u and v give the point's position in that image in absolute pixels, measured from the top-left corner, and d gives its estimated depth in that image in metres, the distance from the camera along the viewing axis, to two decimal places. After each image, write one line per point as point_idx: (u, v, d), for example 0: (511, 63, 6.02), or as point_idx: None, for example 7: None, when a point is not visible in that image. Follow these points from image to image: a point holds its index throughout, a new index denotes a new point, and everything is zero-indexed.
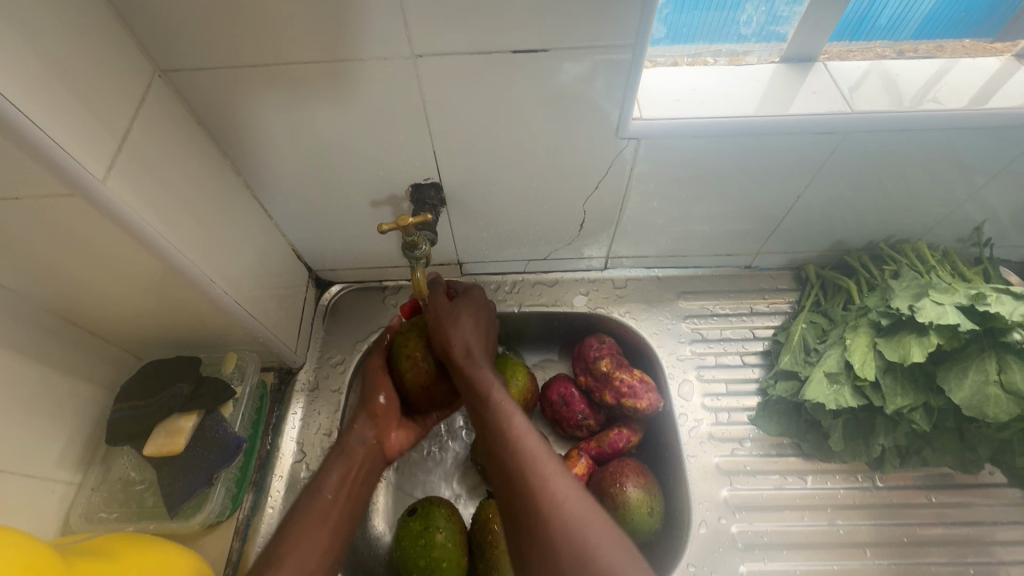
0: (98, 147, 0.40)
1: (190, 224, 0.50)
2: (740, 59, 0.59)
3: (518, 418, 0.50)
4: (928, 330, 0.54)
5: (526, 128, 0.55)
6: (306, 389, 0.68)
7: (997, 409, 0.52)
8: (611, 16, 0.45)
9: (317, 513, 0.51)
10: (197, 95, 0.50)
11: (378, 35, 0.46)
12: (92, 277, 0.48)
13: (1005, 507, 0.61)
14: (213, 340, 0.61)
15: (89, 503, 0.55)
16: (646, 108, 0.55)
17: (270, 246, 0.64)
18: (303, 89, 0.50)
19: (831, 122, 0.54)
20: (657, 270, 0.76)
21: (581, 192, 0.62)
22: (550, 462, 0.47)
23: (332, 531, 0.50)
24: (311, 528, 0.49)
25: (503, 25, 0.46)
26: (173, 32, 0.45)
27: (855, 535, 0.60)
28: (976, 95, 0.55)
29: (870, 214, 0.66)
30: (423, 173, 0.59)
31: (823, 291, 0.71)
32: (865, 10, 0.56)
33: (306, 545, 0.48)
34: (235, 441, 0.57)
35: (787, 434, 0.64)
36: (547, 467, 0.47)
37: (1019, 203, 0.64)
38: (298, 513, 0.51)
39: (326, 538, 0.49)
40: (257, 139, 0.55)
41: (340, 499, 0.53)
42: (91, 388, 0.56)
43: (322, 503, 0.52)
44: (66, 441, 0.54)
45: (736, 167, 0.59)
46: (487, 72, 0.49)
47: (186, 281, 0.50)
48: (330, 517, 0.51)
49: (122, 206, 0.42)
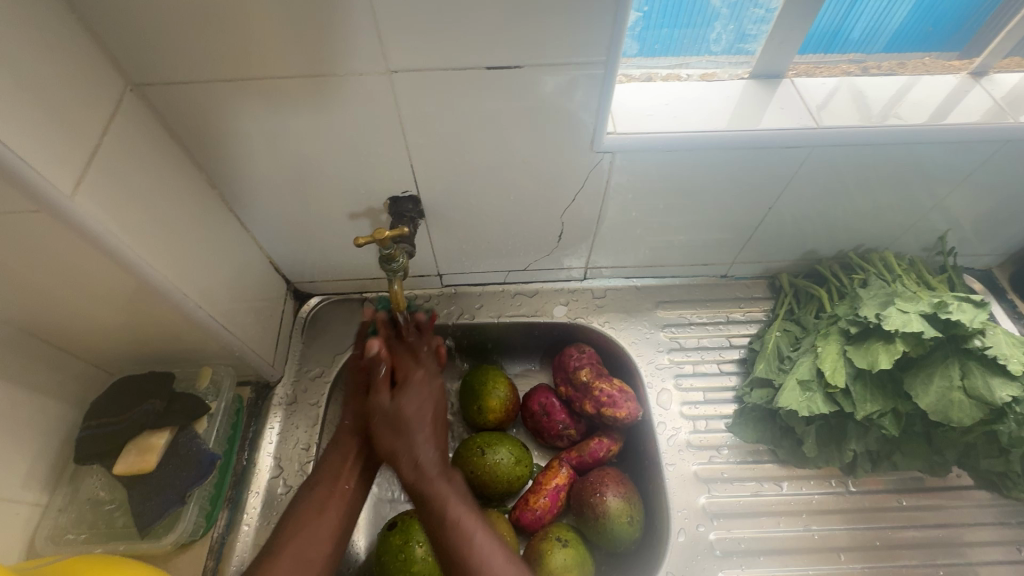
0: (67, 161, 0.40)
1: (162, 240, 0.49)
2: (712, 75, 0.61)
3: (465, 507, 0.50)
4: (894, 338, 0.56)
5: (504, 142, 0.55)
6: (284, 403, 0.67)
7: (961, 414, 0.53)
8: (584, 33, 0.47)
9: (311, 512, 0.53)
10: (171, 108, 0.50)
11: (355, 50, 0.47)
12: (61, 293, 0.47)
13: (974, 509, 0.63)
14: (189, 355, 0.60)
15: (55, 525, 0.53)
16: (620, 123, 0.56)
17: (246, 259, 0.63)
18: (280, 102, 0.50)
19: (798, 136, 0.56)
20: (636, 280, 0.77)
21: (559, 204, 0.63)
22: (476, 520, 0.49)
23: (332, 518, 0.53)
24: (307, 521, 0.52)
25: (479, 42, 0.47)
26: (145, 45, 0.45)
27: (830, 540, 0.61)
28: (935, 111, 0.57)
29: (839, 225, 0.68)
30: (401, 186, 0.60)
31: (796, 299, 0.73)
32: (838, 23, 0.58)
33: (301, 539, 0.51)
34: (208, 458, 0.56)
35: (763, 441, 0.65)
36: (483, 539, 0.47)
37: (979, 214, 0.67)
38: (296, 507, 0.54)
39: (326, 524, 0.53)
40: (233, 152, 0.54)
41: (337, 494, 0.55)
42: (59, 406, 0.54)
43: (319, 496, 0.54)
44: (31, 460, 0.52)
45: (710, 179, 0.61)
46: (463, 88, 0.50)
47: (159, 295, 0.50)
48: (328, 508, 0.54)
49: (91, 221, 0.42)
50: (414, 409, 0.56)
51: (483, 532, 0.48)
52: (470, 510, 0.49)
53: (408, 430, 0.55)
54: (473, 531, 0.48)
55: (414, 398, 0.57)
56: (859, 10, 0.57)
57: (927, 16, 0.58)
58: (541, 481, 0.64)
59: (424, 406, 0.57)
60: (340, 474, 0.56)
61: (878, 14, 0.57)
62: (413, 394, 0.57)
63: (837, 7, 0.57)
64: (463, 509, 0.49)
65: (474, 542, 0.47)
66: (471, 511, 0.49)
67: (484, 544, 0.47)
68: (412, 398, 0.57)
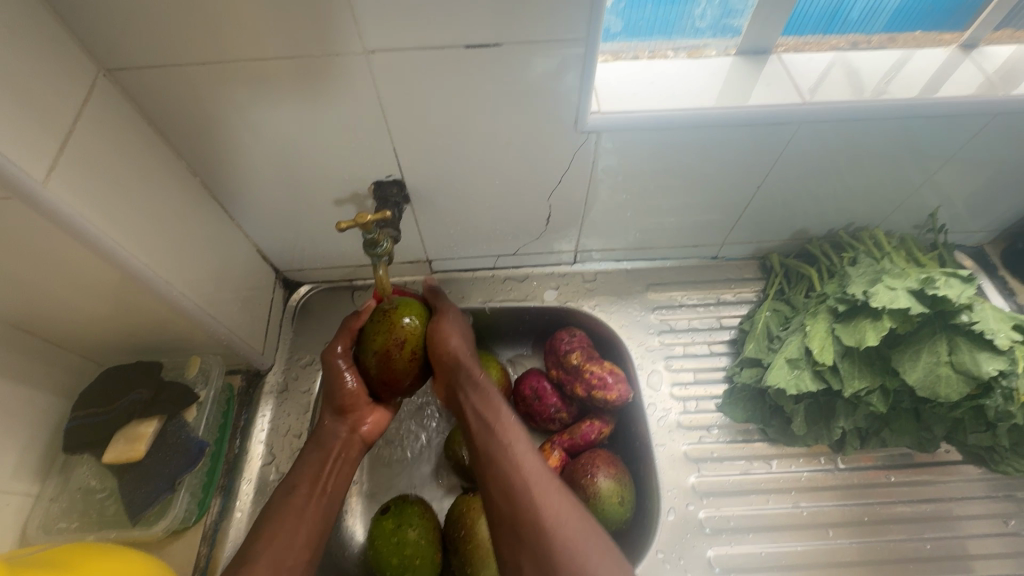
0: (37, 146, 0.39)
1: (144, 228, 0.49)
2: (699, 52, 0.60)
3: (503, 413, 0.54)
4: (881, 315, 0.56)
5: (488, 124, 0.55)
6: (275, 391, 0.67)
7: (948, 389, 0.53)
8: (565, 9, 0.46)
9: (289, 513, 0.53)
10: (145, 93, 0.49)
11: (331, 30, 0.46)
12: (42, 284, 0.46)
13: (962, 483, 0.63)
14: (176, 344, 0.60)
15: (47, 514, 0.54)
16: (605, 102, 0.56)
17: (232, 248, 0.62)
18: (256, 86, 0.49)
19: (786, 113, 0.55)
20: (627, 263, 0.77)
21: (546, 186, 0.63)
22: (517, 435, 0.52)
23: (311, 523, 0.53)
24: (281, 530, 0.51)
25: (458, 18, 0.46)
26: (116, 29, 0.44)
27: (819, 516, 0.61)
28: (927, 84, 0.57)
29: (829, 203, 0.68)
30: (385, 170, 0.59)
31: (787, 279, 0.73)
32: (837, 3, 0.57)
33: (277, 553, 0.50)
34: (198, 445, 0.57)
35: (753, 419, 0.65)
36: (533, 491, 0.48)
37: (970, 190, 0.66)
38: (270, 512, 0.53)
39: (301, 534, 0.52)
40: (210, 139, 0.54)
41: (315, 497, 0.54)
42: (48, 397, 0.54)
43: (296, 500, 0.54)
44: (20, 451, 0.52)
45: (698, 158, 0.60)
46: (444, 69, 0.49)
47: (142, 284, 0.49)
48: (306, 514, 0.53)
49: (66, 208, 0.41)
50: (457, 341, 0.57)
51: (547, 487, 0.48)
52: (533, 456, 0.51)
53: (461, 374, 0.56)
54: (534, 473, 0.49)
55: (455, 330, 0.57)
56: None
57: None
58: None
59: (465, 345, 0.57)
60: (314, 481, 0.55)
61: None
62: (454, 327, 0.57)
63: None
64: (525, 449, 0.51)
65: (526, 470, 0.50)
66: (518, 429, 0.53)
67: (527, 458, 0.50)
68: (458, 361, 0.55)
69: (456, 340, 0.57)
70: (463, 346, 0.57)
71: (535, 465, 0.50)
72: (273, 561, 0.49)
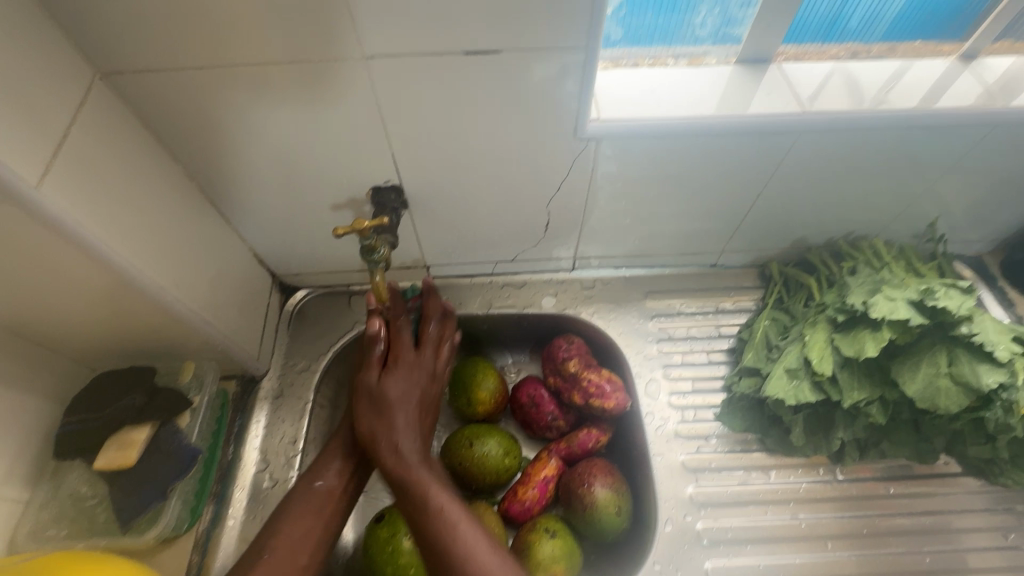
0: (30, 149, 0.39)
1: (140, 233, 0.49)
2: (699, 60, 0.60)
3: (433, 485, 0.50)
4: (881, 325, 0.55)
5: (487, 131, 0.55)
6: (270, 397, 0.67)
7: (947, 401, 0.53)
8: (566, 16, 0.45)
9: (308, 506, 0.53)
10: (142, 97, 0.49)
11: (331, 35, 0.45)
12: (35, 289, 0.46)
13: (961, 495, 0.63)
14: (171, 349, 0.59)
15: (37, 521, 0.53)
16: (605, 110, 0.55)
17: (228, 252, 0.62)
18: (255, 90, 0.49)
19: (786, 122, 0.55)
20: (625, 270, 0.77)
21: (545, 193, 0.62)
22: (451, 509, 0.48)
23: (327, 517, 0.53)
24: (302, 522, 0.52)
25: (457, 24, 0.45)
26: (113, 33, 0.44)
27: (817, 528, 0.61)
28: (927, 95, 0.56)
29: (829, 212, 0.68)
30: (383, 176, 0.59)
31: (786, 288, 0.72)
32: (835, 11, 0.57)
33: (295, 539, 0.51)
34: (189, 452, 0.56)
35: (752, 430, 0.64)
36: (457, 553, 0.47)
37: (969, 200, 0.66)
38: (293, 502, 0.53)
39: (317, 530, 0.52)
40: (208, 143, 0.53)
41: (338, 494, 0.55)
42: (39, 402, 0.54)
43: (316, 494, 0.54)
44: (11, 457, 0.51)
45: (697, 166, 0.60)
46: (443, 75, 0.49)
47: (136, 289, 0.49)
48: (324, 509, 0.53)
49: (60, 213, 0.41)
50: (400, 392, 0.56)
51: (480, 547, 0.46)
52: (474, 534, 0.47)
53: (393, 451, 0.53)
54: (472, 549, 0.46)
55: (400, 381, 0.56)
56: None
57: (924, 4, 0.56)
58: (530, 472, 0.63)
59: (404, 410, 0.55)
60: (340, 475, 0.56)
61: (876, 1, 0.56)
62: (401, 376, 0.57)
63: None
64: (466, 524, 0.47)
65: (459, 532, 0.47)
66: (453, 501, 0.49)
67: (464, 540, 0.46)
68: (391, 417, 0.54)
69: (394, 403, 0.55)
70: (406, 400, 0.56)
71: (477, 542, 0.46)
72: (289, 552, 0.50)
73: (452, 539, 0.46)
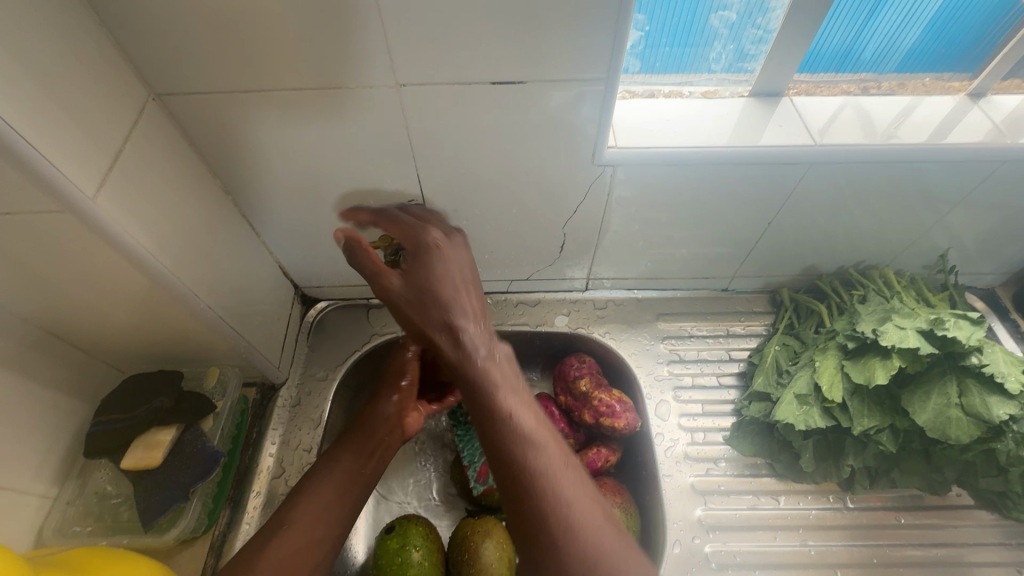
0: (90, 165, 0.42)
1: (179, 242, 0.51)
2: (714, 93, 0.62)
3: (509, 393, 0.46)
4: (891, 353, 0.56)
5: (508, 154, 0.57)
6: (288, 405, 0.68)
7: (958, 431, 0.54)
8: (585, 53, 0.48)
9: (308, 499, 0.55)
10: (188, 117, 0.52)
11: (365, 65, 0.49)
12: (77, 292, 0.48)
13: (974, 529, 0.62)
14: (197, 353, 0.61)
15: (63, 516, 0.55)
16: (621, 137, 0.58)
17: (257, 263, 0.65)
18: (291, 112, 0.52)
19: (796, 152, 0.57)
20: (638, 292, 0.78)
21: (562, 214, 0.65)
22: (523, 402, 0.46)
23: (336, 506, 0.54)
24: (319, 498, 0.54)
25: (485, 56, 0.48)
26: (167, 59, 0.48)
27: (826, 555, 0.61)
28: (935, 130, 0.58)
29: (839, 241, 0.69)
30: (407, 196, 0.61)
31: (797, 314, 0.73)
32: (849, 44, 0.59)
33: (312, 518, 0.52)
34: (212, 455, 0.57)
35: (761, 454, 0.65)
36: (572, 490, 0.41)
37: (980, 233, 0.67)
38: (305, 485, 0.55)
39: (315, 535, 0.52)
40: (244, 160, 0.56)
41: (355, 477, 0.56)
42: (72, 401, 0.56)
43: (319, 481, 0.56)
44: (43, 453, 0.54)
45: (710, 193, 0.62)
46: (468, 102, 0.52)
47: (171, 295, 0.51)
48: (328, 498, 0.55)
49: (110, 222, 0.44)
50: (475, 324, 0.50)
51: (564, 472, 0.42)
52: (546, 440, 0.44)
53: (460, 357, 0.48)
54: (545, 455, 0.43)
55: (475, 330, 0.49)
56: (870, 31, 0.58)
57: (940, 36, 0.58)
58: None
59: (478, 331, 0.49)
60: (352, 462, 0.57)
61: (889, 34, 0.58)
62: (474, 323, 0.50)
63: (848, 27, 0.57)
64: (545, 446, 0.43)
65: (528, 432, 0.43)
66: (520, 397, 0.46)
67: (537, 437, 0.43)
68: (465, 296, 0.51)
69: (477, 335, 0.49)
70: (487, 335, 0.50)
71: (552, 452, 0.43)
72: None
73: (525, 434, 0.43)
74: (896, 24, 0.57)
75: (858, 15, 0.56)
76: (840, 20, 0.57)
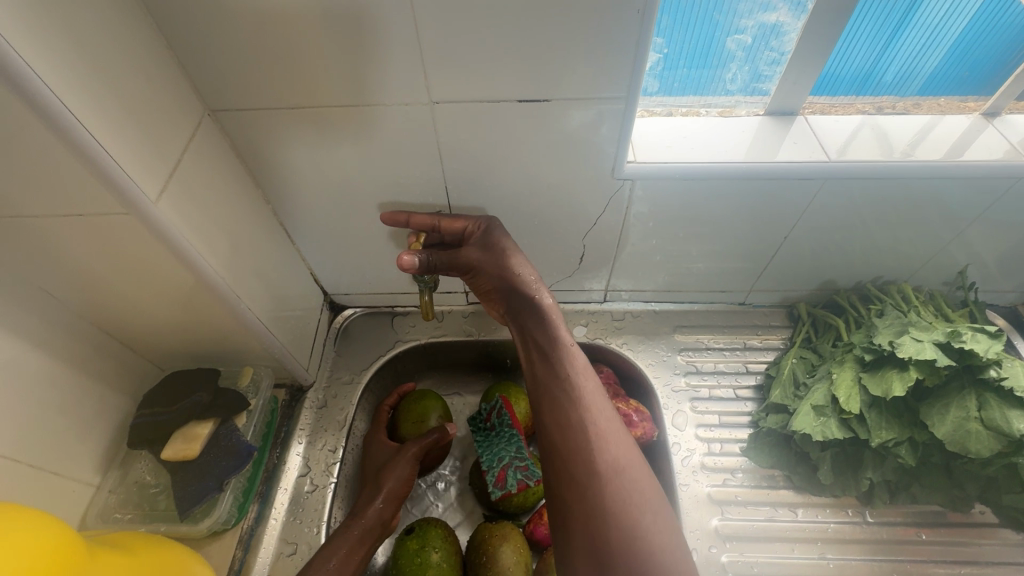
0: (153, 172, 0.46)
1: (226, 246, 0.55)
2: (730, 111, 0.65)
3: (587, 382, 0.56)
4: (909, 366, 0.57)
5: (532, 168, 0.60)
6: (314, 407, 0.71)
7: (979, 445, 0.54)
8: (606, 74, 0.51)
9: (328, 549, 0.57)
10: (237, 132, 0.56)
11: (401, 84, 0.52)
12: (132, 290, 0.52)
13: (1000, 547, 0.61)
14: (233, 353, 0.65)
15: (105, 504, 0.58)
16: (640, 153, 0.60)
17: (291, 270, 0.68)
18: (331, 127, 0.56)
19: (811, 168, 0.59)
20: (655, 304, 0.80)
21: (582, 226, 0.67)
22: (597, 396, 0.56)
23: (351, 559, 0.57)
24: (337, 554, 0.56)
25: (514, 75, 0.52)
26: (222, 78, 0.52)
27: (845, 569, 0.60)
28: (951, 149, 0.60)
29: (856, 257, 0.70)
30: (434, 207, 0.65)
31: (814, 329, 0.74)
32: (869, 66, 0.61)
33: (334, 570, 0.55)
34: (246, 448, 0.60)
35: (779, 466, 0.65)
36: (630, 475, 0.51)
37: (999, 249, 0.68)
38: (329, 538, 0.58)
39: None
40: (285, 172, 0.60)
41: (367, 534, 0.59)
42: (118, 394, 0.60)
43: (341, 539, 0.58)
44: (90, 442, 0.57)
45: (727, 207, 0.64)
46: (496, 119, 0.55)
47: (216, 296, 0.55)
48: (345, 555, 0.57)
49: (168, 224, 0.47)
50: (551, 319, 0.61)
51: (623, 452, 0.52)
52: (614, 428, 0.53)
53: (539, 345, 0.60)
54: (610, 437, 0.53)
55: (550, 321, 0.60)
56: (891, 55, 0.59)
57: (962, 61, 0.59)
58: None
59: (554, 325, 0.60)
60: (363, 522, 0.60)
61: (910, 58, 0.59)
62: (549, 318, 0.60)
63: (869, 50, 0.59)
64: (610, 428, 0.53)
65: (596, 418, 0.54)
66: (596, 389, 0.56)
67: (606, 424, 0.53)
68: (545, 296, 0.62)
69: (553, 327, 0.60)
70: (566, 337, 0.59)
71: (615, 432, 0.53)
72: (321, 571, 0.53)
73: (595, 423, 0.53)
74: (917, 49, 0.58)
75: (877, 40, 0.58)
76: (861, 44, 0.59)
